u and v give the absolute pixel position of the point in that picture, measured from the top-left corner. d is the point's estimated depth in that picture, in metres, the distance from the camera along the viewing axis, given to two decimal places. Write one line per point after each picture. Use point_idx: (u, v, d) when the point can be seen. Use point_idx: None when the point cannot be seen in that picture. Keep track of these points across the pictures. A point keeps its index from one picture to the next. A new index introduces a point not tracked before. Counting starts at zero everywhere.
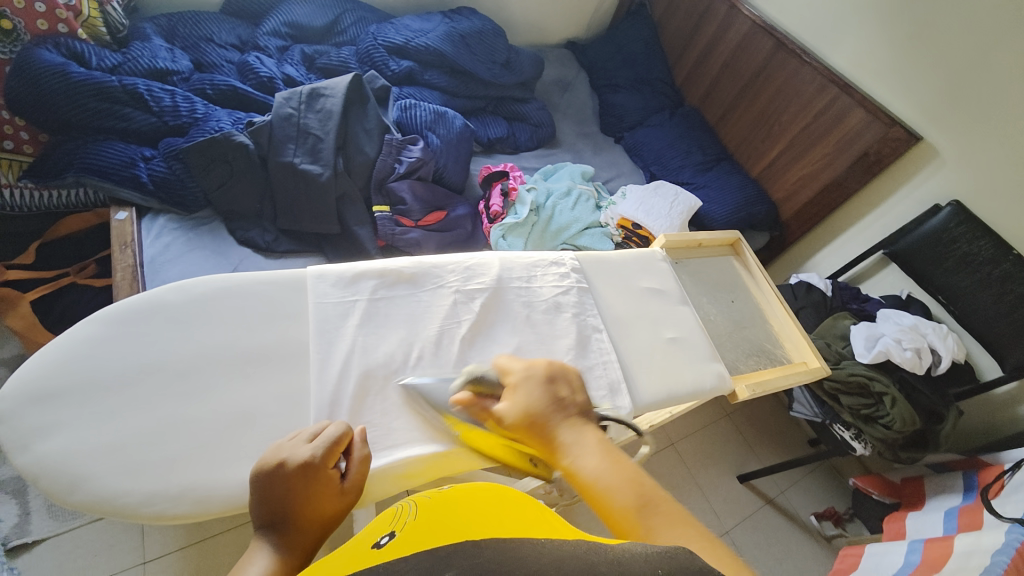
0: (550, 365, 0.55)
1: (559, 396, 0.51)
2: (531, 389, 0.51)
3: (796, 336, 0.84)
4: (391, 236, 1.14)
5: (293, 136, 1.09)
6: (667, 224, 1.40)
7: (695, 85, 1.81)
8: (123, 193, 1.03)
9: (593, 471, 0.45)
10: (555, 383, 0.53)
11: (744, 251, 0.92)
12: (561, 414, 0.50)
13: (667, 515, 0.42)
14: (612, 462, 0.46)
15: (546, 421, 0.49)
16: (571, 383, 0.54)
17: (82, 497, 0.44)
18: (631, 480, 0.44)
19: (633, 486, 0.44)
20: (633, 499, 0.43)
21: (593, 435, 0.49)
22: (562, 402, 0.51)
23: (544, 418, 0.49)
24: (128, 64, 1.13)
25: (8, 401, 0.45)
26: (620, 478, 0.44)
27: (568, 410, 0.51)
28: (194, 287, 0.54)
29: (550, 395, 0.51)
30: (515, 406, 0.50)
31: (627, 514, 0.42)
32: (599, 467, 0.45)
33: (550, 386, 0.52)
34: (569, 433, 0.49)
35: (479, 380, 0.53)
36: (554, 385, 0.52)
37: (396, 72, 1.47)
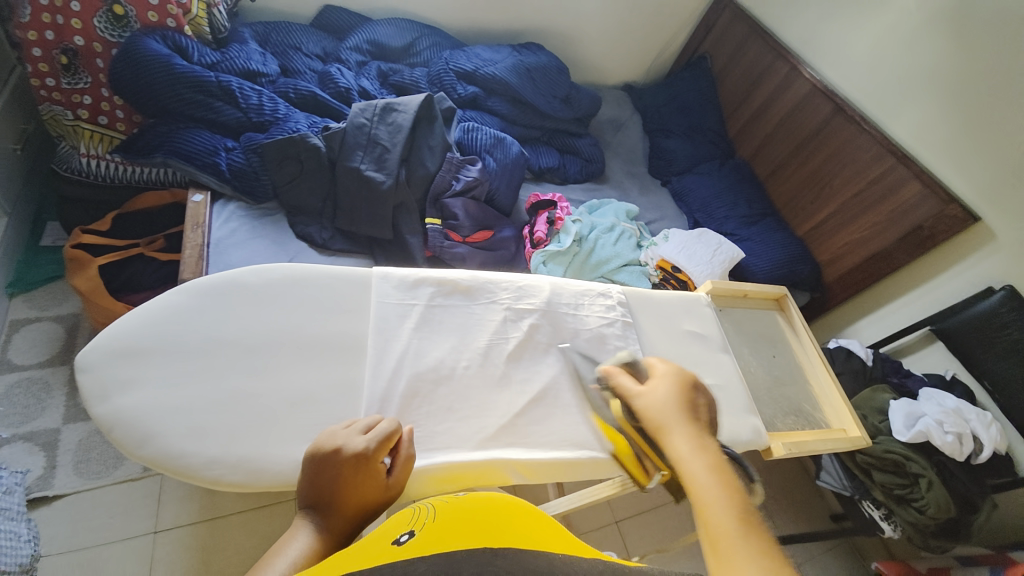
0: (694, 376, 0.54)
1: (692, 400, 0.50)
2: (667, 384, 0.52)
3: (836, 401, 0.83)
4: (439, 249, 1.19)
5: (362, 144, 1.15)
6: (708, 271, 1.40)
7: (748, 139, 1.83)
8: (202, 177, 1.12)
9: (696, 469, 0.43)
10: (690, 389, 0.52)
11: (790, 308, 0.91)
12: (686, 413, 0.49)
13: (754, 546, 0.36)
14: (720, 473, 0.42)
15: (668, 410, 0.49)
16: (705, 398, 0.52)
17: (149, 452, 0.47)
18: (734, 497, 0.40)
19: (733, 501, 0.40)
20: (730, 513, 0.39)
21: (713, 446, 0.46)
22: (693, 407, 0.50)
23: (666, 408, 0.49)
24: (225, 63, 1.24)
25: (97, 352, 0.49)
26: (723, 487, 0.41)
27: (694, 413, 0.49)
28: (269, 272, 0.58)
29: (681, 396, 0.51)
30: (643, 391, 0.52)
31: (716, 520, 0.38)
32: (704, 469, 0.42)
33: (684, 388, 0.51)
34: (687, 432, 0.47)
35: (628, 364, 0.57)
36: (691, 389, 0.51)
37: (462, 96, 1.54)
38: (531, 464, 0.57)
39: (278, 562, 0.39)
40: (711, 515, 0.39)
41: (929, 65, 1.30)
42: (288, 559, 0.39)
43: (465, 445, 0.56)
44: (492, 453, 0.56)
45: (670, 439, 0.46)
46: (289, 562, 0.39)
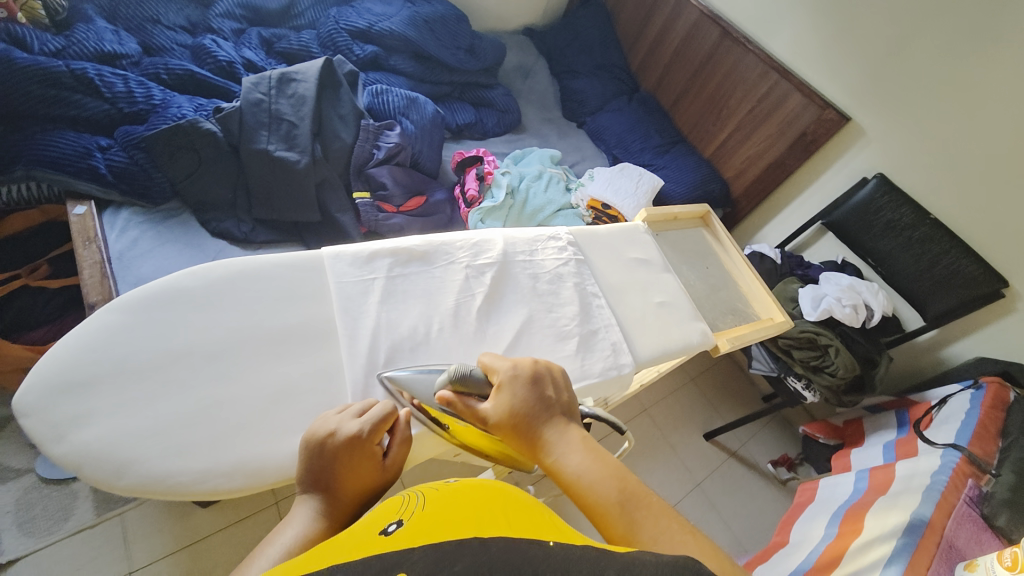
0: (536, 363, 0.54)
1: (545, 394, 0.51)
2: (518, 390, 0.51)
3: (762, 295, 0.94)
4: (375, 223, 1.13)
5: (265, 123, 1.05)
6: (635, 203, 1.48)
7: (648, 70, 1.91)
8: (80, 185, 0.96)
9: (576, 468, 0.46)
10: (541, 381, 0.52)
11: (713, 222, 1.00)
12: (547, 410, 0.50)
13: (651, 510, 0.43)
14: (595, 458, 0.47)
15: (529, 421, 0.49)
16: (555, 380, 0.54)
17: (129, 482, 0.43)
18: (615, 478, 0.45)
19: (616, 483, 0.45)
20: (616, 496, 0.44)
21: (578, 431, 0.50)
22: (547, 401, 0.51)
23: (528, 418, 0.49)
24: (73, 48, 1.05)
25: (34, 393, 0.44)
26: (604, 473, 0.45)
27: (552, 406, 0.51)
28: (209, 272, 0.54)
29: (534, 394, 0.51)
30: (499, 406, 0.50)
31: (607, 513, 0.43)
32: (581, 464, 0.46)
33: (535, 385, 0.52)
34: (553, 430, 0.49)
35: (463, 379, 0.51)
36: (540, 384, 0.52)
37: (361, 57, 1.44)
38: None
39: (272, 548, 0.41)
40: (606, 514, 0.43)
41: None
42: (278, 549, 0.41)
43: None
44: None
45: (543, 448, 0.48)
46: (279, 553, 0.41)
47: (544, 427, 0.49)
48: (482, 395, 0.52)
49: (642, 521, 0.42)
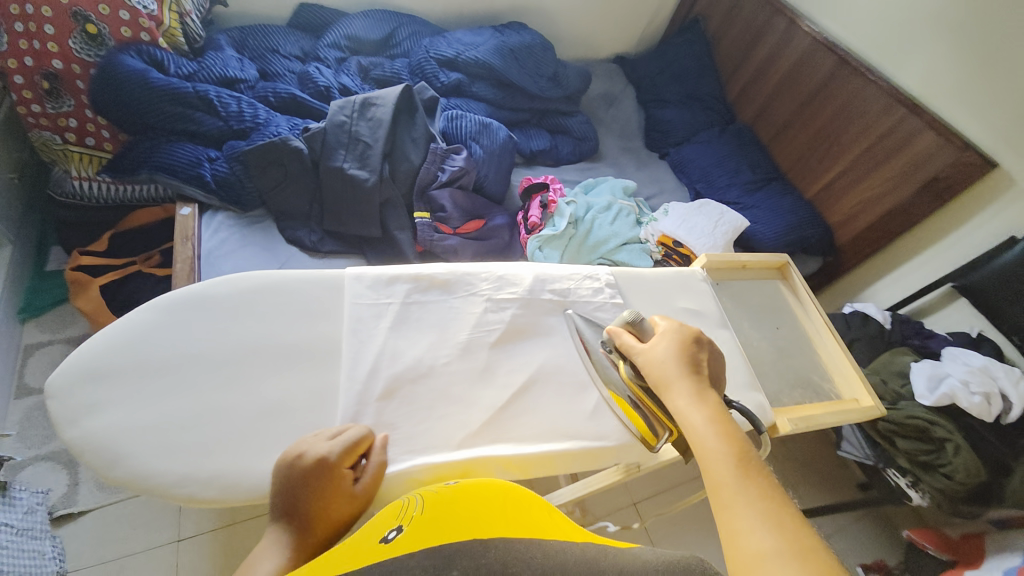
0: (699, 332, 0.56)
1: (696, 356, 0.53)
2: (673, 343, 0.54)
3: (848, 371, 0.78)
4: (430, 243, 1.16)
5: (344, 143, 1.14)
6: (710, 243, 1.36)
7: (747, 101, 1.76)
8: (188, 189, 1.12)
9: (696, 421, 0.47)
10: (694, 347, 0.54)
11: (792, 276, 0.86)
12: (693, 370, 0.52)
13: (759, 487, 0.41)
14: (719, 422, 0.47)
15: (672, 368, 0.52)
16: (711, 353, 0.54)
17: (120, 474, 0.45)
18: (731, 446, 0.44)
19: (729, 445, 0.44)
20: (729, 459, 0.43)
21: (717, 397, 0.50)
22: (695, 364, 0.53)
23: (672, 367, 0.52)
24: (202, 72, 1.22)
25: (65, 377, 0.48)
26: (722, 435, 0.45)
27: (698, 371, 0.52)
28: (238, 282, 0.56)
29: (686, 353, 0.54)
30: (652, 349, 0.54)
31: (713, 466, 0.43)
32: (703, 420, 0.47)
33: (687, 348, 0.54)
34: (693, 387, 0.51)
35: (631, 322, 0.58)
36: (695, 347, 0.54)
37: (445, 84, 1.51)
38: (518, 459, 0.55)
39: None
40: (714, 466, 0.43)
41: (936, 4, 1.22)
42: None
43: (446, 445, 0.54)
44: (476, 451, 0.54)
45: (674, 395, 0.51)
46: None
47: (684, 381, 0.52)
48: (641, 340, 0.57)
49: (744, 485, 0.41)
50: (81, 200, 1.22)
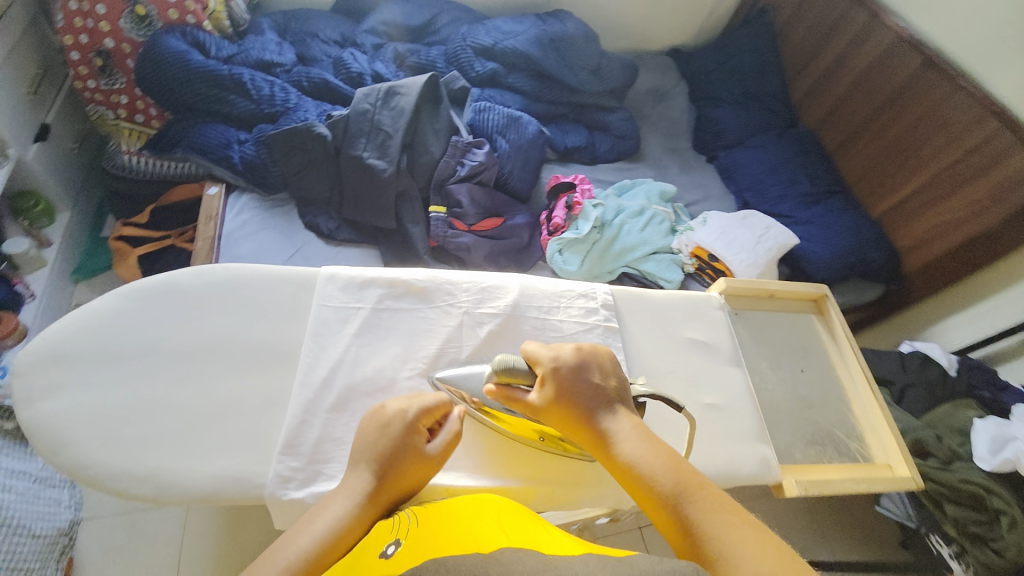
0: (580, 348, 0.55)
1: (592, 381, 0.53)
2: (563, 381, 0.52)
3: (883, 430, 0.67)
4: (442, 238, 1.13)
5: (365, 131, 1.12)
6: (750, 259, 1.23)
7: (813, 104, 1.59)
8: (217, 170, 1.15)
9: (630, 454, 0.49)
10: (587, 367, 0.53)
11: (830, 311, 0.75)
12: (598, 396, 0.52)
13: (705, 498, 0.46)
14: (650, 447, 0.50)
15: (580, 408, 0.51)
16: (602, 366, 0.54)
17: (62, 461, 0.46)
18: (668, 467, 0.48)
19: (671, 473, 0.48)
20: (671, 484, 0.47)
21: (630, 418, 0.52)
22: (596, 389, 0.53)
23: (579, 408, 0.51)
24: (240, 55, 1.25)
25: (28, 357, 0.48)
26: (658, 462, 0.48)
27: (602, 392, 0.53)
28: (209, 274, 0.56)
29: (580, 382, 0.53)
30: (547, 396, 0.52)
31: (664, 502, 0.46)
32: (636, 452, 0.49)
33: (580, 371, 0.53)
34: (606, 419, 0.51)
35: (508, 369, 0.53)
36: (587, 371, 0.53)
37: (480, 73, 1.46)
38: (470, 491, 0.52)
39: (314, 526, 0.43)
40: (663, 502, 0.46)
41: None
42: (320, 528, 0.43)
43: None
44: None
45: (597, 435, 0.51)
46: (323, 531, 0.43)
47: (596, 415, 0.51)
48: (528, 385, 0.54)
49: (697, 512, 0.45)
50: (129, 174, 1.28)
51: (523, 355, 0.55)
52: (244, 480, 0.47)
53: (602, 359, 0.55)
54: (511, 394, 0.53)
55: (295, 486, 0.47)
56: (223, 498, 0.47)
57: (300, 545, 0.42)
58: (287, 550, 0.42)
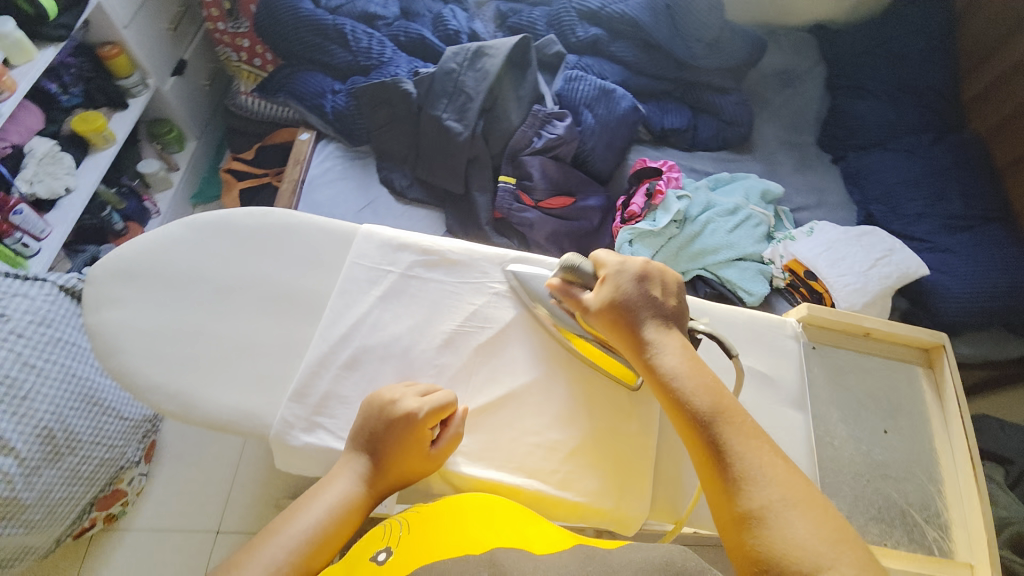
0: (647, 264, 0.53)
1: (651, 294, 0.51)
2: (624, 285, 0.51)
3: (976, 524, 0.54)
4: (507, 211, 1.10)
5: (448, 92, 1.11)
6: (856, 284, 1.04)
7: (986, 109, 1.31)
8: (312, 118, 1.21)
9: (673, 369, 0.48)
10: (649, 281, 0.52)
11: (943, 366, 0.61)
12: (655, 311, 0.50)
13: (739, 425, 0.46)
14: (692, 366, 0.48)
15: (632, 314, 0.50)
16: (666, 285, 0.52)
17: (113, 365, 0.51)
18: (708, 390, 0.47)
19: (712, 401, 0.47)
20: (708, 406, 0.46)
21: (681, 337, 0.50)
22: (652, 302, 0.51)
23: (630, 315, 0.50)
24: (347, 6, 1.29)
25: (101, 269, 0.54)
26: (699, 385, 0.47)
27: (661, 308, 0.51)
28: (259, 216, 0.58)
29: (640, 291, 0.51)
30: (603, 297, 0.51)
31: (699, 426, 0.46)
32: (680, 368, 0.48)
33: (642, 284, 0.51)
34: (654, 332, 0.50)
35: (573, 269, 0.53)
36: (647, 284, 0.51)
37: (581, 40, 1.37)
38: (465, 480, 0.50)
39: (316, 506, 0.45)
40: (695, 418, 0.46)
41: None
42: (324, 509, 0.44)
43: None
44: None
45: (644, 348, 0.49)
46: (325, 512, 0.44)
47: (648, 328, 0.50)
48: (587, 286, 0.53)
49: (733, 439, 0.45)
50: (256, 115, 1.41)
51: (588, 258, 0.54)
52: (254, 416, 0.49)
53: (666, 278, 0.53)
54: (570, 291, 0.53)
55: (298, 432, 0.49)
56: (235, 430, 0.50)
57: (301, 526, 0.43)
58: (288, 527, 0.43)
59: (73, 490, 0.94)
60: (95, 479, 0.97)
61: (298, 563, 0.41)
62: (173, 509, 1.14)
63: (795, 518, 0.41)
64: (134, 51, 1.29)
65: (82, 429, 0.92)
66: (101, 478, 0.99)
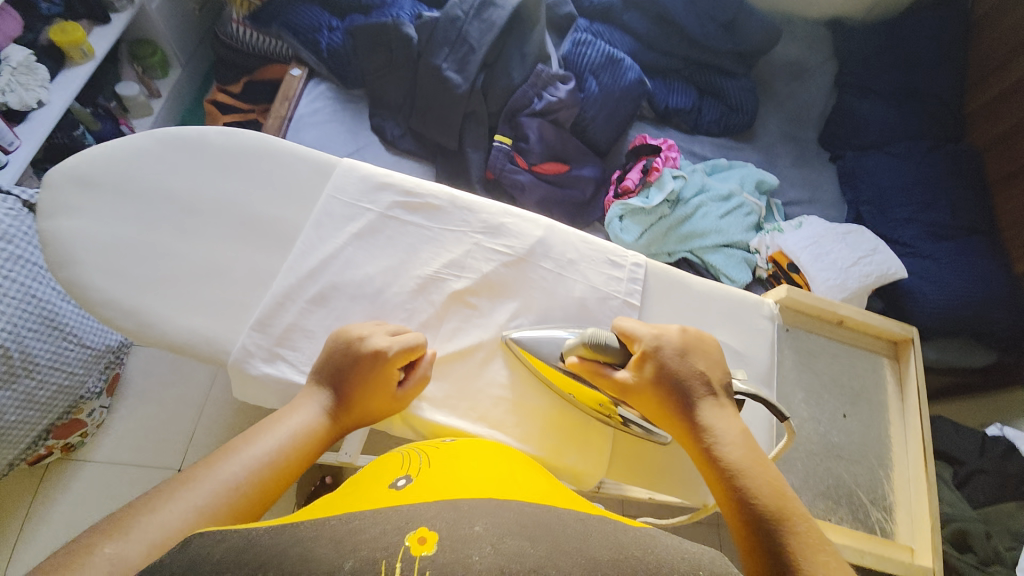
0: (683, 331, 0.51)
1: (696, 367, 0.49)
2: (666, 356, 0.49)
3: (919, 510, 0.56)
4: (499, 172, 1.07)
5: (450, 41, 1.06)
6: (837, 280, 1.05)
7: (987, 122, 1.29)
8: (304, 53, 1.15)
9: (727, 453, 0.45)
10: (692, 352, 0.49)
11: (908, 359, 0.62)
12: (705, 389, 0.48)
13: (806, 531, 0.40)
14: (748, 452, 0.45)
15: (678, 392, 0.48)
16: (707, 354, 0.50)
17: (65, 275, 0.48)
18: (767, 482, 0.43)
19: (771, 492, 0.43)
20: (766, 503, 0.42)
21: (735, 416, 0.47)
22: (697, 376, 0.48)
23: (679, 392, 0.48)
24: None
25: (59, 174, 0.51)
26: (756, 476, 0.44)
27: (707, 381, 0.48)
28: (235, 138, 0.55)
29: (684, 364, 0.49)
30: (642, 375, 0.48)
31: (757, 526, 0.42)
32: (736, 454, 0.45)
33: (686, 355, 0.49)
34: (708, 411, 0.47)
35: (597, 346, 0.49)
36: (690, 355, 0.49)
37: (593, 4, 1.32)
38: (428, 425, 0.49)
39: (278, 432, 0.44)
40: (751, 510, 0.42)
41: None
42: (287, 434, 0.43)
43: None
44: None
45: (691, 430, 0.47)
46: (288, 438, 0.43)
47: (694, 405, 0.47)
48: (617, 363, 0.49)
49: (799, 547, 0.40)
50: (242, 46, 1.34)
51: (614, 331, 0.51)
52: (214, 342, 0.48)
53: (705, 346, 0.51)
54: (598, 369, 0.49)
55: (259, 361, 0.47)
56: (192, 354, 0.48)
57: (264, 448, 0.42)
58: (250, 447, 0.42)
59: (28, 414, 0.92)
60: (52, 405, 0.95)
61: (257, 483, 0.41)
62: (137, 442, 1.13)
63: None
64: None
65: (41, 354, 0.90)
66: (59, 405, 0.96)
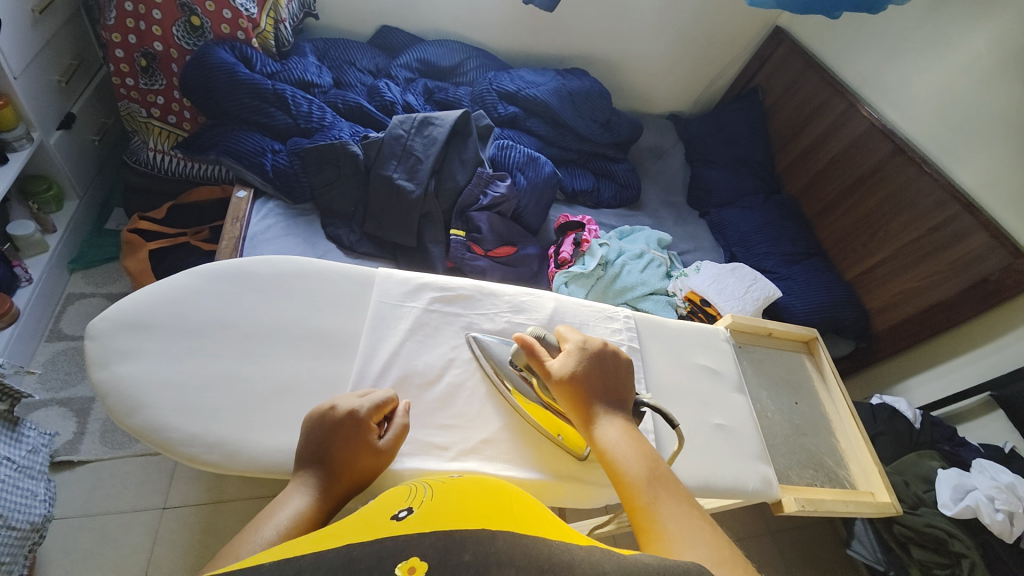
0: (604, 345, 0.60)
1: (601, 369, 0.58)
2: (576, 359, 0.58)
3: (867, 462, 0.75)
4: (460, 260, 1.21)
5: (397, 154, 1.20)
6: (738, 307, 1.32)
7: (795, 175, 1.75)
8: (249, 176, 1.20)
9: (613, 436, 0.54)
10: (602, 359, 0.59)
11: (819, 352, 0.84)
12: (612, 387, 0.57)
13: (673, 494, 0.49)
14: (632, 439, 0.54)
15: (578, 383, 0.56)
16: (618, 362, 0.59)
17: (137, 421, 0.52)
18: (646, 460, 0.52)
19: (650, 468, 0.51)
20: (645, 474, 0.51)
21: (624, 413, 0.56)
22: (598, 375, 0.57)
23: (583, 381, 0.56)
24: (283, 73, 1.34)
25: (109, 323, 0.56)
26: (640, 454, 0.52)
27: (606, 382, 0.57)
28: (282, 264, 0.63)
29: (589, 366, 0.58)
30: (563, 369, 0.57)
31: (634, 486, 0.50)
32: (618, 438, 0.53)
33: (599, 362, 0.58)
34: (602, 404, 0.56)
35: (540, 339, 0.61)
36: (599, 360, 0.58)
37: (502, 115, 1.58)
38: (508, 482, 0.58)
39: (267, 526, 0.44)
40: (628, 478, 0.51)
41: (989, 108, 1.26)
42: (276, 523, 0.45)
43: (442, 456, 0.57)
44: (468, 465, 0.57)
45: (591, 418, 0.55)
46: (277, 526, 0.45)
47: (594, 399, 0.56)
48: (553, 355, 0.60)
49: (665, 507, 0.48)
50: (161, 172, 1.34)
51: (553, 333, 0.62)
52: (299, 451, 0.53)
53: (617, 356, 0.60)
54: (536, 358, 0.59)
55: None
56: (284, 470, 0.53)
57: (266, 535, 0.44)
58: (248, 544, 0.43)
59: None
60: None
61: None
62: None
63: (701, 553, 0.43)
64: (22, 103, 1.16)
65: None
66: None
